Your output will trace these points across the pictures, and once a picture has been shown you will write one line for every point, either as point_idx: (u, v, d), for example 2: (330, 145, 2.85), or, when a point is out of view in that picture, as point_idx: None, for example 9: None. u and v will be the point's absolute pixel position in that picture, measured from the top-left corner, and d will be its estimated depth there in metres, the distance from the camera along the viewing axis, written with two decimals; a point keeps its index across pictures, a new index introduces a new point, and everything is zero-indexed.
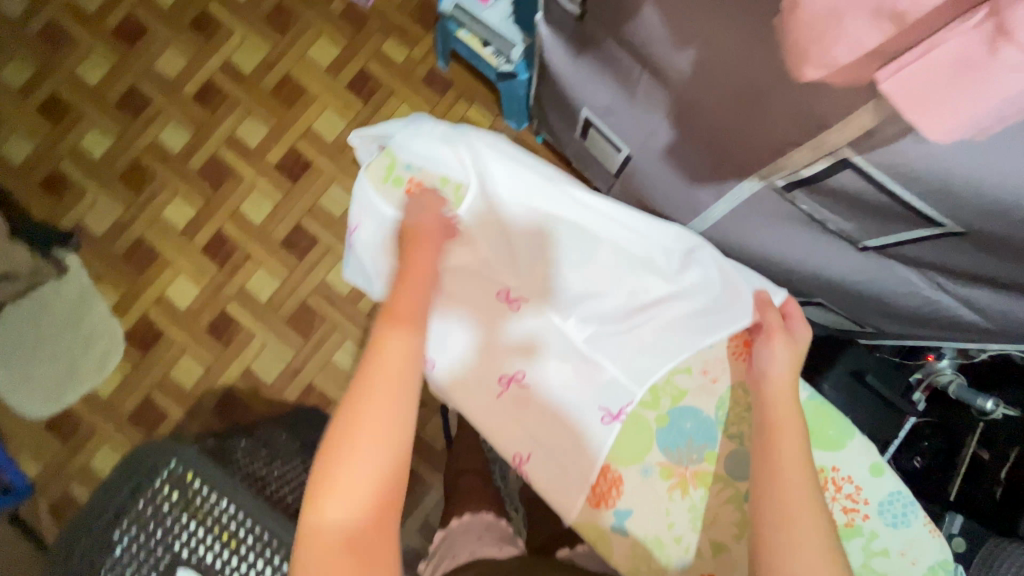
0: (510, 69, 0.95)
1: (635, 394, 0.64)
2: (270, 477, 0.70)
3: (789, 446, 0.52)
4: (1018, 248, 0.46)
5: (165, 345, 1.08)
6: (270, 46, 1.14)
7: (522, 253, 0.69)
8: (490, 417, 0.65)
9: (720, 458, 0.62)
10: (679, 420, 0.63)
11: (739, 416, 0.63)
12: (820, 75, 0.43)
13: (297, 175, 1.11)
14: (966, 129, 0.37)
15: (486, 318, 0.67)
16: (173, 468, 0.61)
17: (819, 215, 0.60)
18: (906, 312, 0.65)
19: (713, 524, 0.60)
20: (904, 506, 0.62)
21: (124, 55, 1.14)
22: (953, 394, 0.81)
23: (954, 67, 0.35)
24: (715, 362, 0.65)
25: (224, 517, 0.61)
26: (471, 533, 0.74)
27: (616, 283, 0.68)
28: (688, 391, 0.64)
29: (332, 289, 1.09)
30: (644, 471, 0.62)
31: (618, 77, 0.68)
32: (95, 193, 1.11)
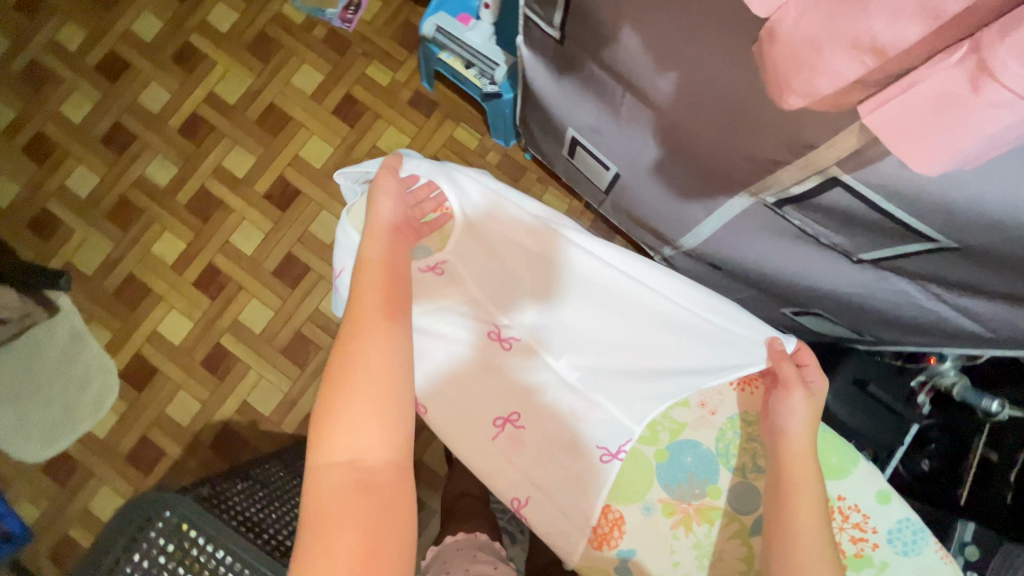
0: (494, 90, 0.94)
1: (635, 431, 0.65)
2: (265, 520, 0.68)
3: (807, 517, 0.53)
4: (1014, 263, 0.45)
5: (160, 381, 1.07)
6: (254, 75, 1.14)
7: (509, 290, 0.70)
8: (486, 461, 0.64)
9: (723, 493, 0.64)
10: (679, 455, 0.65)
11: (741, 449, 0.64)
12: (802, 103, 0.44)
13: (286, 204, 1.11)
14: (960, 153, 0.38)
15: (478, 360, 0.67)
16: (170, 520, 0.58)
17: (811, 229, 0.59)
18: (905, 322, 0.65)
19: (720, 561, 0.62)
20: (913, 533, 0.61)
21: (108, 92, 1.14)
22: (958, 397, 0.77)
23: (937, 102, 0.36)
24: (712, 395, 0.67)
25: (221, 567, 0.60)
26: (465, 551, 0.76)
27: (605, 314, 0.69)
28: (686, 423, 0.66)
29: (326, 317, 1.08)
30: (645, 509, 0.64)
31: (602, 98, 0.68)
32: (84, 231, 1.11)
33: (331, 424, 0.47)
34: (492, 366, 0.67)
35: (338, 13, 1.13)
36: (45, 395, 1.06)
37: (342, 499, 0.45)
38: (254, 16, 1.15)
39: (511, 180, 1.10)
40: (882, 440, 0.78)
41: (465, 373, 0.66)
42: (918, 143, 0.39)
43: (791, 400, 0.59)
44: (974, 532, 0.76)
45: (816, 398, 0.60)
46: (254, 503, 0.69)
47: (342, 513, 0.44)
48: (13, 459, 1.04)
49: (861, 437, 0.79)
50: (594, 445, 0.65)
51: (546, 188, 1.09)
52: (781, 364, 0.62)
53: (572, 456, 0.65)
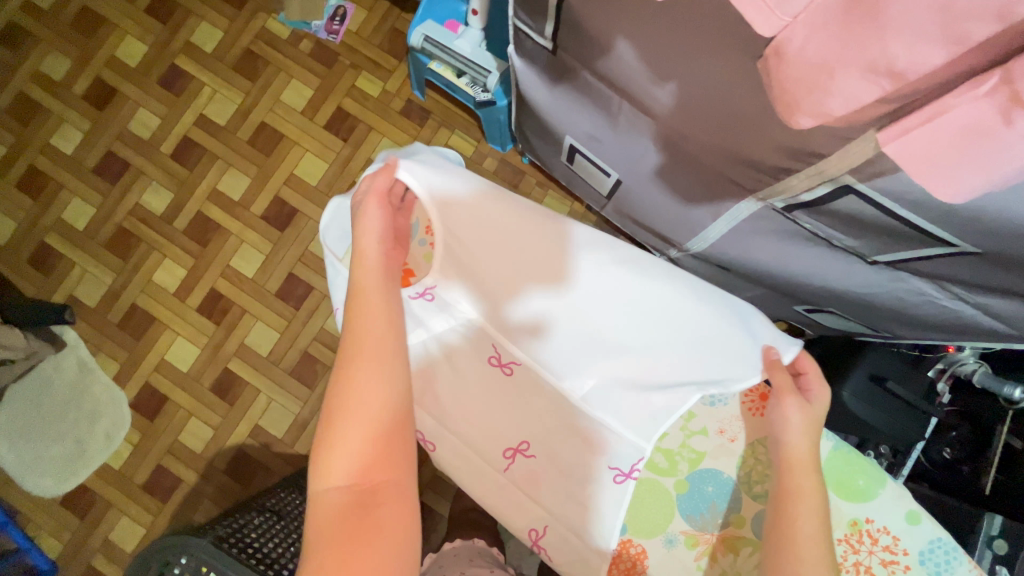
0: (487, 98, 0.92)
1: (645, 450, 0.65)
2: (285, 558, 0.67)
3: (804, 520, 0.52)
4: None
5: (170, 410, 1.07)
6: (243, 94, 1.12)
7: (513, 307, 0.68)
8: (499, 490, 0.67)
9: (747, 521, 0.64)
10: (700, 485, 0.66)
11: (761, 475, 0.65)
12: (814, 122, 0.40)
13: (284, 223, 1.09)
14: (976, 190, 0.35)
15: (486, 389, 0.69)
16: (190, 563, 0.58)
17: (823, 232, 0.58)
18: (922, 320, 0.63)
19: None
20: (946, 554, 0.60)
21: (97, 120, 1.13)
22: (977, 383, 0.77)
23: (962, 134, 0.32)
24: (731, 421, 0.67)
25: None
26: (463, 556, 0.79)
27: (610, 328, 0.68)
28: (706, 452, 0.67)
29: (331, 336, 1.07)
30: (667, 541, 0.65)
31: (599, 107, 0.66)
32: (83, 263, 1.10)
33: (331, 445, 0.48)
34: (497, 396, 0.69)
35: (323, 24, 1.11)
36: (59, 429, 1.06)
37: (342, 521, 0.46)
38: (238, 34, 1.13)
39: (510, 186, 1.08)
40: (903, 438, 0.77)
41: (473, 409, 0.68)
42: (942, 175, 0.35)
43: (784, 410, 0.58)
44: (1002, 524, 0.76)
45: (812, 411, 0.59)
46: (272, 539, 0.68)
47: (340, 536, 0.45)
48: (31, 494, 1.05)
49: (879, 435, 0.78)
50: (606, 467, 0.66)
51: (547, 191, 1.07)
52: (776, 373, 0.61)
53: (583, 483, 0.66)
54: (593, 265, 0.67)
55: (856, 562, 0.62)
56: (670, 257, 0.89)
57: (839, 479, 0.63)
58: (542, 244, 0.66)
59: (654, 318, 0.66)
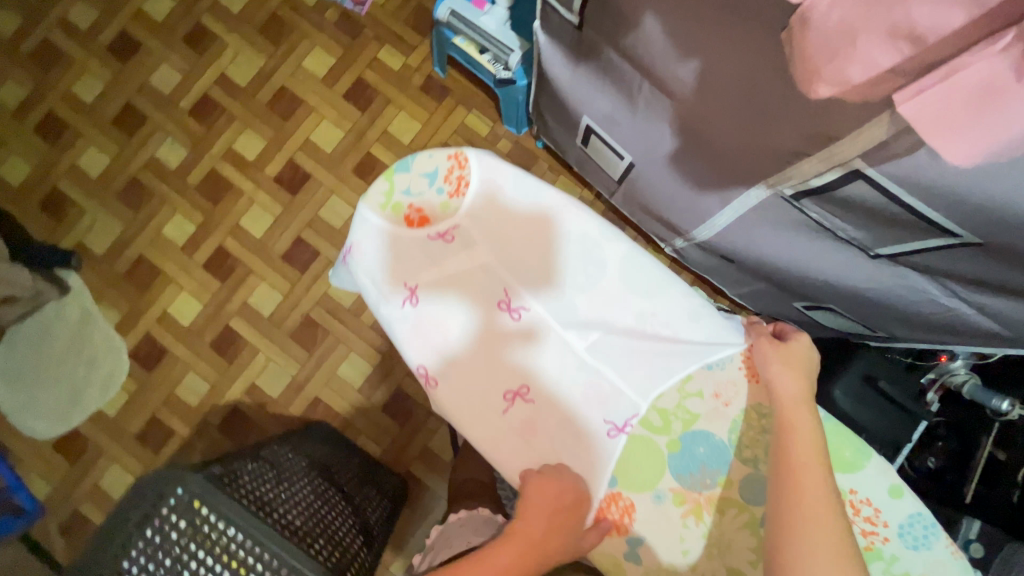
0: (508, 76, 0.93)
1: (640, 407, 0.65)
2: (276, 500, 0.67)
3: (801, 441, 0.56)
4: None
5: (170, 362, 1.08)
6: (265, 58, 1.13)
7: (528, 269, 0.68)
8: (496, 435, 0.65)
9: (731, 483, 0.62)
10: (692, 445, 0.63)
11: (752, 439, 0.62)
12: (832, 92, 0.42)
13: (296, 188, 1.10)
14: (987, 150, 0.37)
15: (490, 333, 0.67)
16: (181, 496, 0.58)
17: (829, 223, 0.59)
18: (919, 319, 0.64)
19: (727, 551, 0.61)
20: (925, 529, 0.61)
21: (119, 72, 1.13)
22: (968, 394, 0.80)
23: (977, 92, 0.35)
24: (727, 386, 0.64)
25: (233, 545, 0.59)
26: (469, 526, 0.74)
27: (622, 298, 0.67)
28: (700, 414, 0.64)
29: (334, 302, 1.08)
30: (656, 497, 0.62)
31: (619, 87, 0.67)
32: (94, 212, 1.11)
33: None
34: (500, 337, 0.67)
35: None
36: (56, 373, 1.06)
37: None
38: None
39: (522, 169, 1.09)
40: (893, 439, 0.76)
41: (475, 354, 0.66)
42: (952, 135, 0.37)
43: (761, 352, 0.62)
44: (980, 530, 0.76)
45: (794, 355, 0.62)
46: (265, 484, 0.68)
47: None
48: (24, 435, 1.06)
49: (875, 435, 0.77)
50: (602, 421, 0.65)
51: (558, 177, 1.09)
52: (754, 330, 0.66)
53: (581, 436, 0.65)
54: (611, 246, 0.68)
55: None
56: (679, 246, 0.89)
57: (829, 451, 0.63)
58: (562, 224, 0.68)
59: (662, 293, 0.67)
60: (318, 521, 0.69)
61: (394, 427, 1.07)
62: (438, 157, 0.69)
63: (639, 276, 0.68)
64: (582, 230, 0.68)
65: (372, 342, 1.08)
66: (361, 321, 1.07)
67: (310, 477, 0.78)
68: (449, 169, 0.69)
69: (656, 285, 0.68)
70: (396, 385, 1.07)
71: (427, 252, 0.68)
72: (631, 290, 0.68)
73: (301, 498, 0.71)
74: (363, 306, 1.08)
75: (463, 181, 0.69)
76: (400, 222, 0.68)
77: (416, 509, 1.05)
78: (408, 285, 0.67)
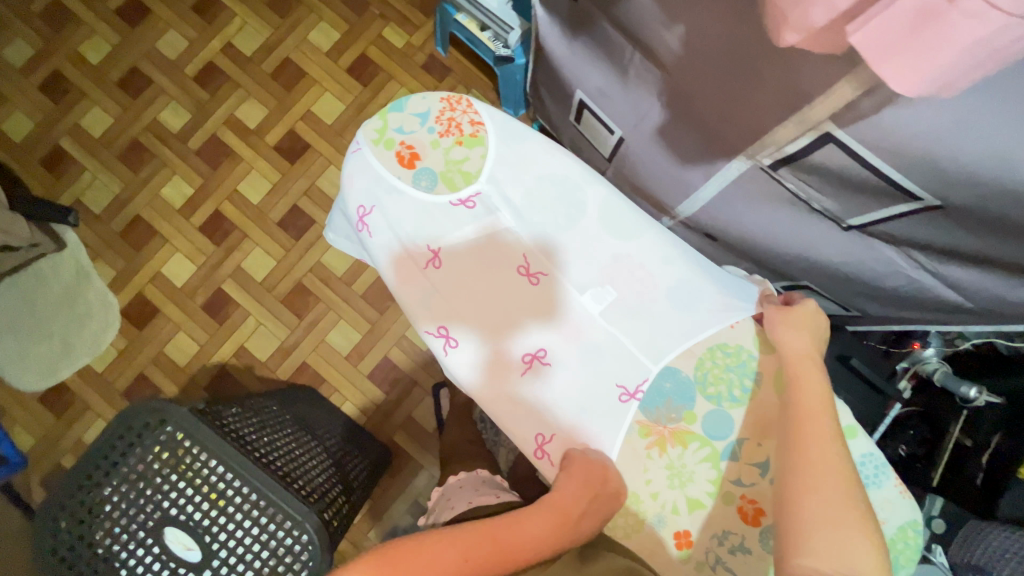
0: (507, 54, 0.98)
1: (651, 369, 0.70)
2: (259, 441, 0.68)
3: (809, 391, 0.59)
4: (993, 222, 0.47)
5: (161, 322, 1.09)
6: (272, 29, 1.15)
7: (535, 227, 0.74)
8: (511, 393, 0.70)
9: (696, 417, 0.68)
10: (660, 381, 0.69)
11: (715, 377, 0.69)
12: (797, 39, 0.45)
13: (296, 157, 1.12)
14: (929, 79, 0.39)
15: (508, 293, 0.72)
16: (164, 428, 0.60)
17: (804, 193, 0.62)
18: (889, 294, 0.67)
19: (688, 483, 0.67)
20: (876, 468, 0.67)
21: (127, 36, 1.16)
22: (939, 382, 0.80)
23: (914, 20, 0.36)
24: (699, 326, 0.71)
25: (212, 477, 0.61)
26: (469, 485, 0.77)
27: (606, 243, 0.74)
28: (672, 352, 0.70)
29: (327, 270, 1.10)
30: (624, 429, 0.68)
31: (612, 59, 0.71)
32: (94, 171, 1.12)
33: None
34: (517, 298, 0.72)
35: None
36: (46, 327, 1.07)
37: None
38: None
39: None
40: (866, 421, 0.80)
41: (490, 313, 0.71)
42: (898, 63, 0.39)
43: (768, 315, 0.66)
44: (942, 507, 0.80)
45: (802, 315, 0.64)
46: (249, 427, 0.70)
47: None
48: (10, 387, 1.06)
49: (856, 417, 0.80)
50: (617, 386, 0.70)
51: None
52: (766, 301, 0.69)
53: (597, 395, 0.70)
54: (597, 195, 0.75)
55: None
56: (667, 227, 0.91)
57: None
58: (553, 172, 0.76)
59: (643, 242, 0.74)
60: (298, 466, 0.70)
61: (379, 396, 1.08)
62: (431, 100, 0.77)
63: (621, 223, 0.75)
64: (566, 174, 0.76)
65: (361, 311, 1.09)
66: (352, 290, 1.09)
67: (294, 429, 0.79)
68: (440, 111, 0.77)
69: (637, 234, 0.74)
70: (383, 354, 1.09)
71: (445, 215, 0.73)
72: (609, 234, 0.74)
73: (282, 444, 0.72)
74: (355, 276, 1.10)
75: (453, 122, 0.76)
76: (399, 163, 0.74)
77: (398, 477, 1.07)
78: (431, 248, 0.73)
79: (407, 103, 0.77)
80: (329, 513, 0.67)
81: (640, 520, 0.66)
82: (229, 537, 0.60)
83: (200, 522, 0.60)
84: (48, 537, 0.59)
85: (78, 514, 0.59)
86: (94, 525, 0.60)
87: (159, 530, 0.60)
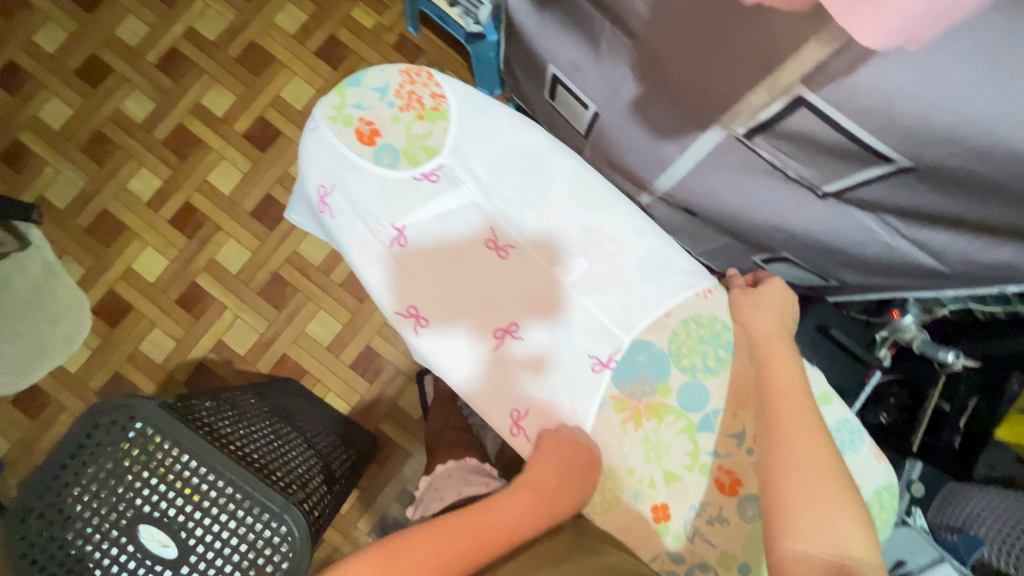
0: (479, 30, 0.94)
1: (624, 342, 0.74)
2: (235, 435, 0.67)
3: (778, 367, 0.65)
4: (970, 180, 0.47)
5: (133, 319, 1.06)
6: (235, 11, 1.11)
7: (503, 202, 0.77)
8: (483, 366, 0.73)
9: (670, 390, 0.73)
10: (634, 355, 0.74)
11: (690, 350, 0.73)
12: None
13: (266, 144, 1.09)
14: (895, 31, 0.40)
15: (478, 269, 0.75)
16: (135, 425, 0.59)
17: (780, 162, 0.61)
18: (870, 263, 0.67)
19: (664, 457, 0.71)
20: (851, 433, 0.71)
21: (83, 21, 1.11)
22: (918, 349, 0.77)
23: None
24: (671, 301, 0.75)
25: (187, 472, 0.60)
26: (456, 476, 0.76)
27: (574, 216, 0.76)
28: (643, 326, 0.75)
29: (303, 260, 1.08)
30: (599, 405, 0.73)
31: (584, 30, 0.69)
32: (55, 165, 1.09)
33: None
34: (485, 273, 0.75)
35: None
36: (15, 329, 1.04)
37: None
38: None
39: None
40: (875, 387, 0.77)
41: (459, 290, 0.74)
42: (865, 17, 0.40)
43: (734, 298, 0.72)
44: (920, 471, 0.84)
45: (766, 292, 0.71)
46: (224, 420, 0.69)
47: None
48: None
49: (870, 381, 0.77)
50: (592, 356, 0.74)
51: None
52: (733, 279, 0.75)
53: (570, 367, 0.74)
54: (565, 168, 0.77)
55: None
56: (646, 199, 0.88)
57: None
58: (521, 145, 0.77)
59: (612, 214, 0.77)
60: (278, 459, 0.69)
61: (364, 386, 1.07)
62: (389, 74, 0.76)
63: (588, 194, 0.77)
64: (532, 146, 0.77)
65: (340, 301, 1.08)
66: (329, 279, 1.08)
67: (274, 422, 0.78)
68: (400, 84, 0.76)
69: (606, 206, 0.77)
70: (365, 343, 1.08)
71: (410, 194, 0.75)
72: (579, 208, 0.77)
73: (261, 437, 0.72)
74: (332, 265, 1.08)
75: (413, 95, 0.76)
76: (359, 141, 0.75)
77: (385, 467, 1.06)
78: (395, 226, 0.74)
79: (364, 77, 0.76)
80: (310, 504, 0.67)
81: (617, 496, 0.71)
82: (205, 532, 0.59)
83: (176, 518, 0.59)
84: (15, 541, 0.57)
85: (46, 516, 0.58)
86: (63, 527, 0.58)
87: (133, 528, 0.59)
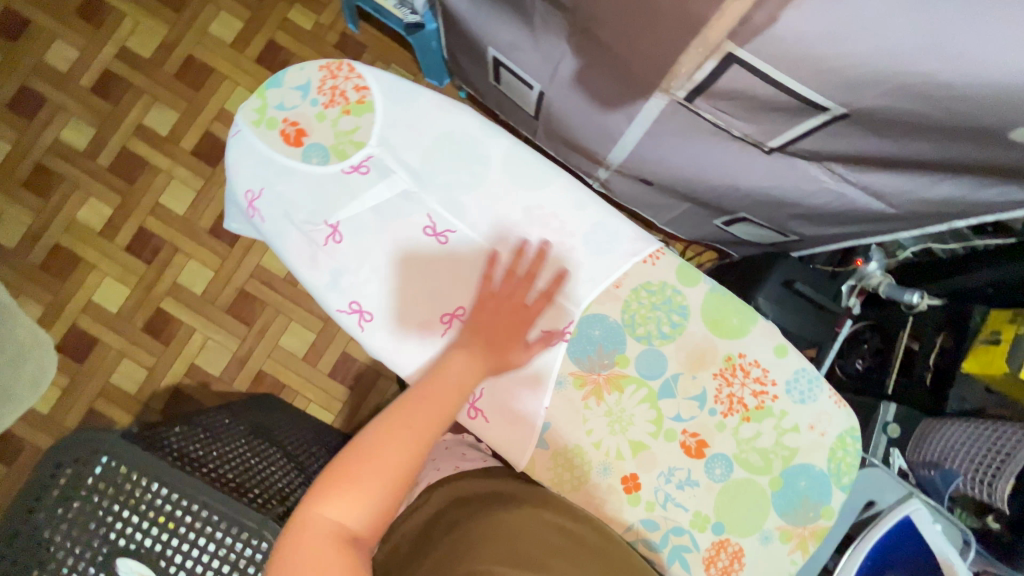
0: (418, 19, 1.26)
1: (573, 313, 0.95)
2: (208, 457, 0.79)
3: None
4: (881, 119, 0.70)
5: (98, 359, 1.36)
6: (152, 80, 1.43)
7: (450, 191, 0.99)
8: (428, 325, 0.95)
9: (626, 359, 0.94)
10: (590, 331, 0.95)
11: (642, 321, 0.95)
12: None
13: (215, 156, 1.42)
14: None
15: (422, 249, 0.97)
16: (107, 465, 0.68)
17: (726, 122, 0.85)
18: (821, 206, 0.94)
19: (623, 427, 0.93)
20: (807, 382, 0.93)
21: (14, 50, 1.40)
22: (885, 292, 1.05)
23: None
24: (617, 273, 0.97)
25: (159, 502, 0.69)
26: (455, 452, 1.03)
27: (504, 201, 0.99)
28: (591, 303, 0.96)
29: (267, 277, 1.39)
30: (560, 383, 0.94)
31: (521, 15, 0.92)
32: (8, 205, 1.38)
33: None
34: (429, 253, 0.97)
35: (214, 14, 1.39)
36: None
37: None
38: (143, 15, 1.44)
39: None
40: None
41: (408, 273, 0.96)
42: None
43: None
44: (894, 412, 1.14)
45: None
46: (195, 447, 0.80)
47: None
48: None
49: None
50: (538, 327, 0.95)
51: None
52: None
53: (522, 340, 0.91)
54: (504, 148, 1.01)
55: (734, 391, 0.93)
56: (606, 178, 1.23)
57: (722, 318, 0.94)
58: (454, 134, 1.00)
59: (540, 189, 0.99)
60: (251, 474, 0.81)
61: (343, 390, 1.38)
62: (308, 73, 1.00)
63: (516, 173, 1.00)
64: (466, 131, 1.01)
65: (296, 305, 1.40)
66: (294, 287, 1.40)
67: (247, 441, 0.90)
68: (319, 84, 1.00)
69: (529, 180, 1.00)
70: (340, 350, 1.39)
71: (351, 187, 0.97)
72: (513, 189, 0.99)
73: (234, 457, 0.83)
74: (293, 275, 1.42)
75: (331, 92, 1.00)
76: (284, 135, 0.98)
77: None
78: (330, 224, 0.96)
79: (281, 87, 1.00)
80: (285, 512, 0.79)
81: (586, 471, 0.92)
82: (183, 556, 0.69)
83: (153, 547, 0.69)
84: None
85: (24, 561, 0.66)
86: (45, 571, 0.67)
87: (111, 561, 0.68)
